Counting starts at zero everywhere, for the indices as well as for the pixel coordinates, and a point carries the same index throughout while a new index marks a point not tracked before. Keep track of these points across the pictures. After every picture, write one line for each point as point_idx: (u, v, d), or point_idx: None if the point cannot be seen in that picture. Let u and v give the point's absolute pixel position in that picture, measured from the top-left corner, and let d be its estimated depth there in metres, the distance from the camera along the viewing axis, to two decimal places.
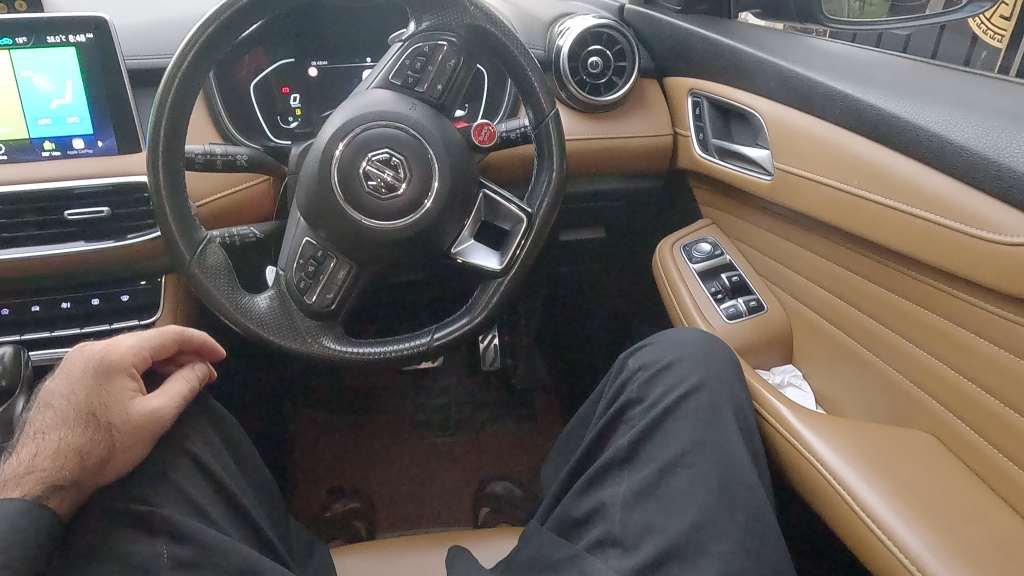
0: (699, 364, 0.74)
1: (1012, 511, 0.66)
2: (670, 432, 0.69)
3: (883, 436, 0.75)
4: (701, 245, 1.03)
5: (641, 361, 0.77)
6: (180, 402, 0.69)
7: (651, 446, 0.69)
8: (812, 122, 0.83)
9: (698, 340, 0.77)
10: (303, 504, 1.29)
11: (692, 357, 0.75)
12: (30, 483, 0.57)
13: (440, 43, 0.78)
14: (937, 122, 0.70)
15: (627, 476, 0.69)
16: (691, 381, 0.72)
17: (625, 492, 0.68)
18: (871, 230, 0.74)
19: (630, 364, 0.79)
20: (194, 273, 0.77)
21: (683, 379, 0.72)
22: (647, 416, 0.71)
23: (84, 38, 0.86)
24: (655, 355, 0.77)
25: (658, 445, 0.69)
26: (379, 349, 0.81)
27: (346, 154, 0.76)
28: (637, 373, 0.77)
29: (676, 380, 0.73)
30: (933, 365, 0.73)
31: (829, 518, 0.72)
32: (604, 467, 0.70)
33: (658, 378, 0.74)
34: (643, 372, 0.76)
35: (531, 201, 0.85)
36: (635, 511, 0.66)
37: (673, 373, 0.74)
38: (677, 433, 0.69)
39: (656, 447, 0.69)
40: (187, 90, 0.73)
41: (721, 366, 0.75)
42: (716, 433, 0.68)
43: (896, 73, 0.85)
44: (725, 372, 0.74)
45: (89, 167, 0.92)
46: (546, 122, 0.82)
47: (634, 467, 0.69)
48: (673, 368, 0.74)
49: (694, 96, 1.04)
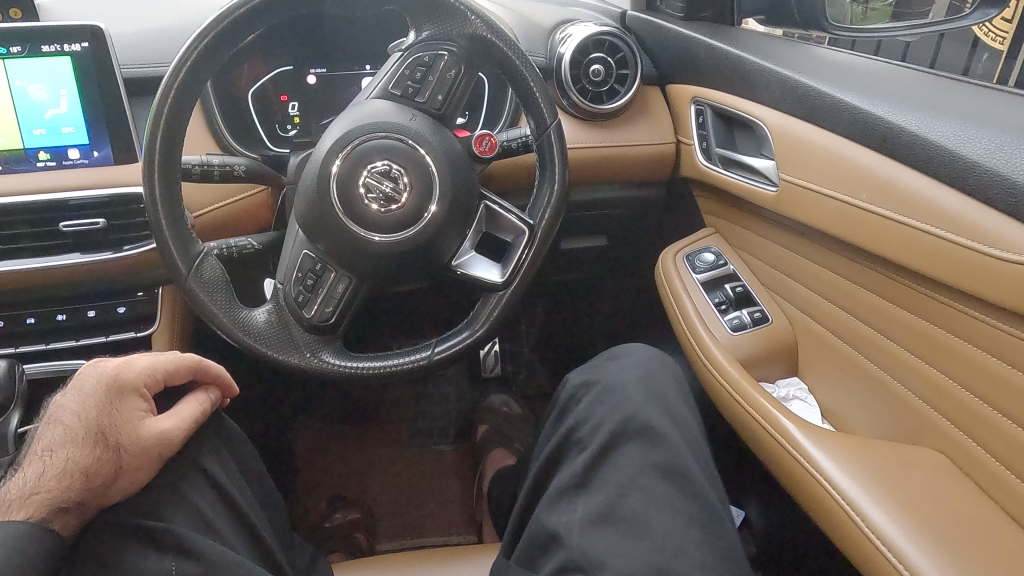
0: (639, 382, 0.74)
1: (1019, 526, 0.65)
2: (625, 451, 0.68)
3: (889, 452, 0.74)
4: (704, 255, 1.02)
5: (583, 380, 0.79)
6: (191, 425, 0.68)
7: (604, 469, 0.68)
8: (818, 133, 0.82)
9: (641, 362, 0.78)
10: (303, 514, 1.27)
11: (635, 371, 0.76)
12: (34, 505, 0.55)
13: (440, 52, 0.76)
14: (948, 136, 0.69)
15: (581, 500, 0.67)
16: (634, 402, 0.72)
17: (581, 517, 0.65)
18: (879, 245, 0.73)
19: (573, 381, 0.80)
20: (190, 287, 0.75)
21: (623, 395, 0.73)
22: (596, 439, 0.70)
23: (79, 47, 0.85)
24: (611, 371, 0.77)
25: (629, 460, 0.67)
26: (378, 364, 0.80)
27: (344, 167, 0.75)
28: (581, 390, 0.78)
29: (626, 401, 0.72)
30: (941, 382, 0.72)
31: (834, 536, 0.71)
32: (587, 485, 0.68)
33: (604, 397, 0.74)
34: (593, 389, 0.76)
35: (533, 212, 0.83)
36: (594, 534, 0.63)
37: (614, 395, 0.73)
38: (636, 453, 0.68)
39: (610, 469, 0.68)
40: (183, 101, 0.72)
41: (664, 379, 0.76)
42: (668, 451, 0.67)
43: (903, 83, 0.83)
44: (668, 391, 0.74)
45: (86, 178, 0.92)
46: (547, 131, 0.80)
47: (589, 490, 0.67)
48: (612, 387, 0.74)
49: (697, 104, 1.03)
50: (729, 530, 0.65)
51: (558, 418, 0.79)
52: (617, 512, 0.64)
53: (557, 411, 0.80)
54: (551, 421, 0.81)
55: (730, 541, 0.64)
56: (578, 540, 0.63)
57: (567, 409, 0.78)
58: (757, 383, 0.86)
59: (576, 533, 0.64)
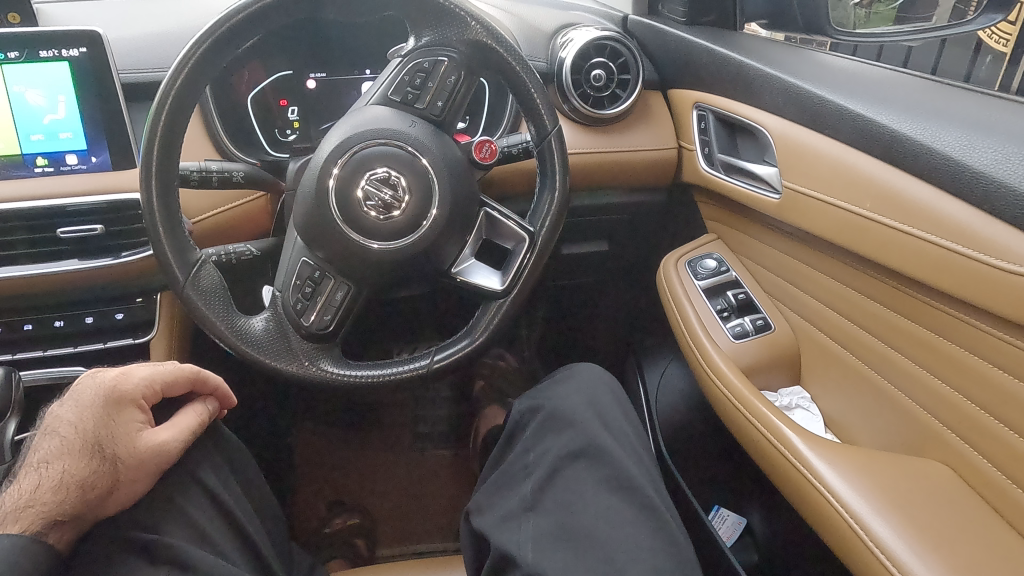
0: (583, 403, 0.81)
1: (1015, 532, 0.65)
2: (573, 473, 0.75)
3: (889, 461, 0.74)
4: (706, 262, 1.01)
5: (530, 405, 0.85)
6: (188, 436, 0.67)
7: (555, 488, 0.74)
8: (822, 140, 0.81)
9: (585, 386, 0.84)
10: (302, 519, 1.26)
11: (579, 394, 0.82)
12: (29, 518, 0.55)
13: (439, 58, 0.76)
14: (954, 145, 0.68)
15: (533, 519, 0.72)
16: (580, 424, 0.79)
17: (534, 535, 0.70)
18: (884, 254, 0.72)
19: (520, 405, 0.87)
20: (188, 295, 0.74)
21: (569, 418, 0.80)
22: (544, 463, 0.76)
23: (77, 52, 0.85)
24: (554, 395, 0.84)
25: (580, 480, 0.74)
26: (377, 373, 0.79)
27: (342, 175, 0.74)
28: (527, 414, 0.84)
29: (572, 424, 0.79)
30: (946, 394, 0.71)
31: (838, 549, 0.70)
32: (537, 506, 0.73)
33: (550, 421, 0.81)
34: (539, 415, 0.82)
35: (533, 219, 0.83)
36: (548, 552, 0.68)
37: (561, 419, 0.80)
38: (584, 473, 0.74)
39: (563, 490, 0.74)
40: (182, 106, 0.71)
41: (606, 400, 0.83)
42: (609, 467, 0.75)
43: (907, 90, 0.83)
44: (609, 412, 0.82)
45: (84, 183, 0.91)
46: (548, 138, 0.80)
47: (540, 510, 0.73)
48: (557, 409, 0.81)
49: (700, 109, 1.02)
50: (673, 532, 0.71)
51: (507, 442, 0.86)
52: (591, 529, 0.70)
53: (505, 436, 0.87)
54: (499, 446, 0.87)
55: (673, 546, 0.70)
56: (534, 557, 0.68)
57: (515, 434, 0.85)
58: (758, 391, 0.85)
59: (539, 553, 0.68)
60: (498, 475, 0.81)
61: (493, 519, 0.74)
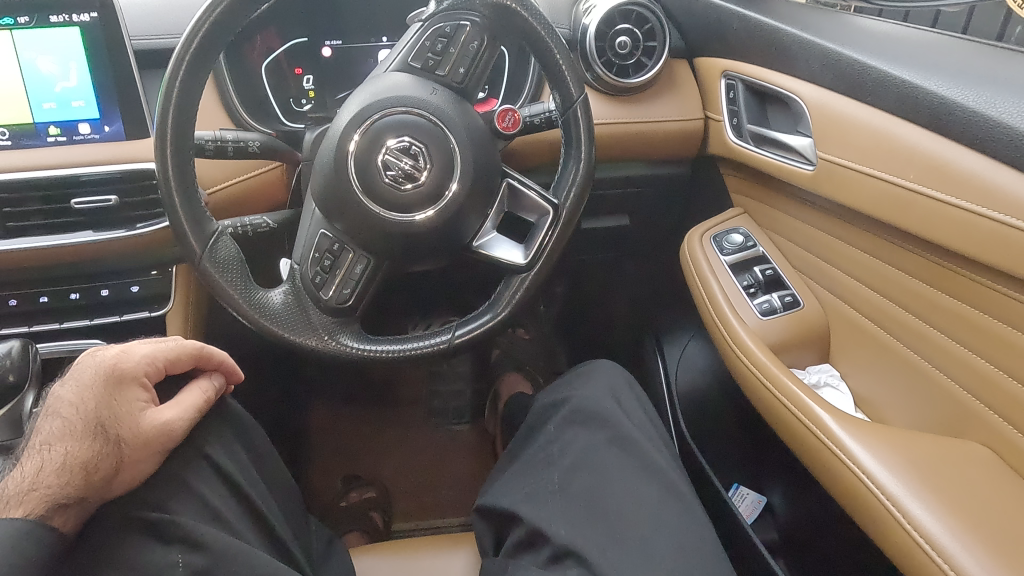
0: (599, 396, 0.81)
1: None
2: (595, 458, 0.74)
3: (927, 444, 0.71)
4: (732, 236, 0.98)
5: (548, 399, 0.85)
6: (194, 415, 0.67)
7: (577, 473, 0.74)
8: (862, 109, 0.78)
9: (603, 378, 0.84)
10: (316, 494, 1.25)
11: (594, 388, 0.82)
12: (34, 502, 0.54)
13: (462, 22, 0.73)
14: (1010, 111, 0.64)
15: (555, 503, 0.72)
16: (597, 415, 0.78)
17: (558, 517, 0.70)
18: (927, 229, 0.70)
19: (538, 404, 0.86)
20: (205, 267, 0.72)
21: (586, 410, 0.79)
22: (565, 453, 0.76)
23: (88, 17, 0.82)
24: (572, 390, 0.83)
25: (604, 467, 0.74)
26: (398, 348, 0.77)
27: (362, 144, 0.72)
28: (545, 409, 0.83)
29: (592, 412, 0.79)
30: (993, 376, 0.68)
31: (874, 535, 0.68)
32: (559, 490, 0.73)
33: (569, 414, 0.80)
34: (558, 410, 0.81)
35: (557, 191, 0.80)
36: (575, 533, 0.68)
37: (579, 409, 0.80)
38: (608, 460, 0.74)
39: (586, 478, 0.73)
40: (197, 72, 0.69)
41: (619, 396, 0.83)
42: (630, 456, 0.75)
43: (950, 55, 0.79)
44: (625, 404, 0.82)
45: (98, 152, 0.89)
46: (573, 107, 0.77)
47: (563, 494, 0.72)
48: (576, 404, 0.80)
49: (728, 78, 0.98)
50: (693, 519, 0.71)
51: (525, 432, 0.83)
52: (617, 515, 0.69)
53: (522, 429, 0.85)
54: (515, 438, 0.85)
55: (695, 533, 0.70)
56: (562, 538, 0.67)
57: (535, 426, 0.83)
58: (787, 369, 0.83)
59: (565, 534, 0.68)
60: (521, 462, 0.79)
61: (516, 502, 0.73)
